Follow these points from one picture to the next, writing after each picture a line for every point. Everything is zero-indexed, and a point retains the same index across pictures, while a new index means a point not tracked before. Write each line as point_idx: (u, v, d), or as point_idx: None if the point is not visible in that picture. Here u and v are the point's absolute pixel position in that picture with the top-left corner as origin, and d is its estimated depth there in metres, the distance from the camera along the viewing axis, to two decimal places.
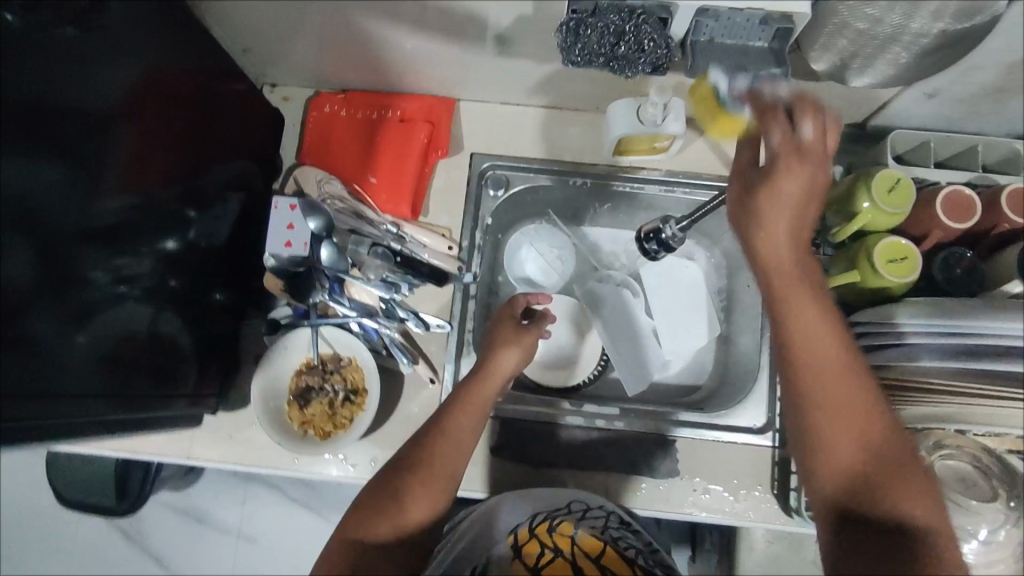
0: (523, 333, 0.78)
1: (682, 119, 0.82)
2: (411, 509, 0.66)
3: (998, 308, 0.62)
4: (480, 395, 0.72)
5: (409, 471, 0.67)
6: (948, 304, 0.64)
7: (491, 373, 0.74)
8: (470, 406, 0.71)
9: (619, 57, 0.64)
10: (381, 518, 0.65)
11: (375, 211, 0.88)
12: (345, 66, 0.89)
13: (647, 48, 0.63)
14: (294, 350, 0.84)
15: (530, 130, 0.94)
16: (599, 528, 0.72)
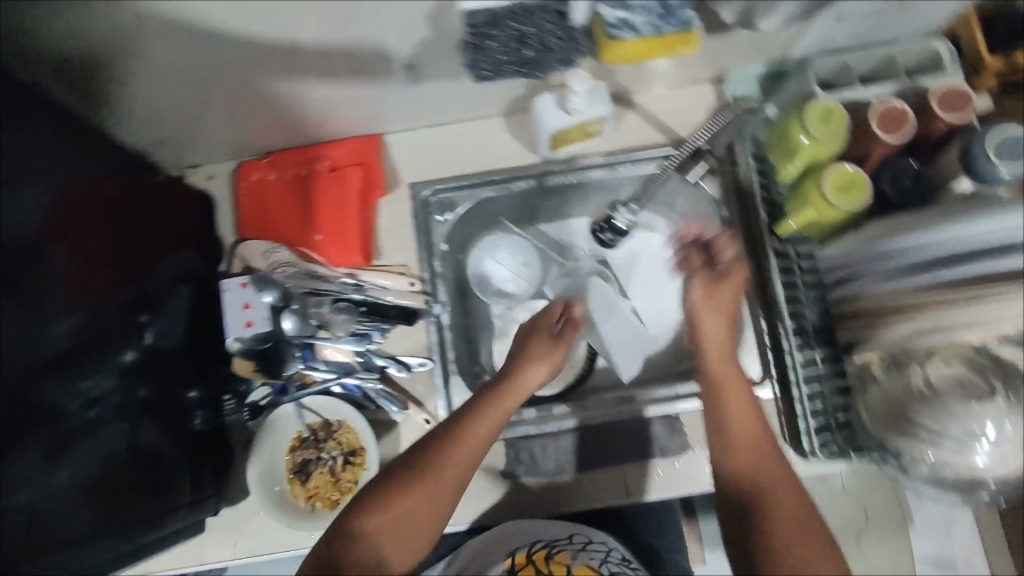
0: (549, 347, 0.80)
1: (606, 100, 0.81)
2: (385, 539, 0.61)
3: (996, 207, 0.66)
4: (505, 403, 0.72)
5: (393, 488, 0.63)
6: (942, 213, 0.69)
7: (522, 377, 0.76)
8: (490, 410, 0.70)
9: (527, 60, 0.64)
10: (358, 544, 0.61)
11: (330, 267, 0.86)
12: (259, 129, 0.86)
13: (551, 47, 0.65)
14: (281, 428, 0.82)
15: (462, 146, 0.92)
16: (597, 561, 0.83)
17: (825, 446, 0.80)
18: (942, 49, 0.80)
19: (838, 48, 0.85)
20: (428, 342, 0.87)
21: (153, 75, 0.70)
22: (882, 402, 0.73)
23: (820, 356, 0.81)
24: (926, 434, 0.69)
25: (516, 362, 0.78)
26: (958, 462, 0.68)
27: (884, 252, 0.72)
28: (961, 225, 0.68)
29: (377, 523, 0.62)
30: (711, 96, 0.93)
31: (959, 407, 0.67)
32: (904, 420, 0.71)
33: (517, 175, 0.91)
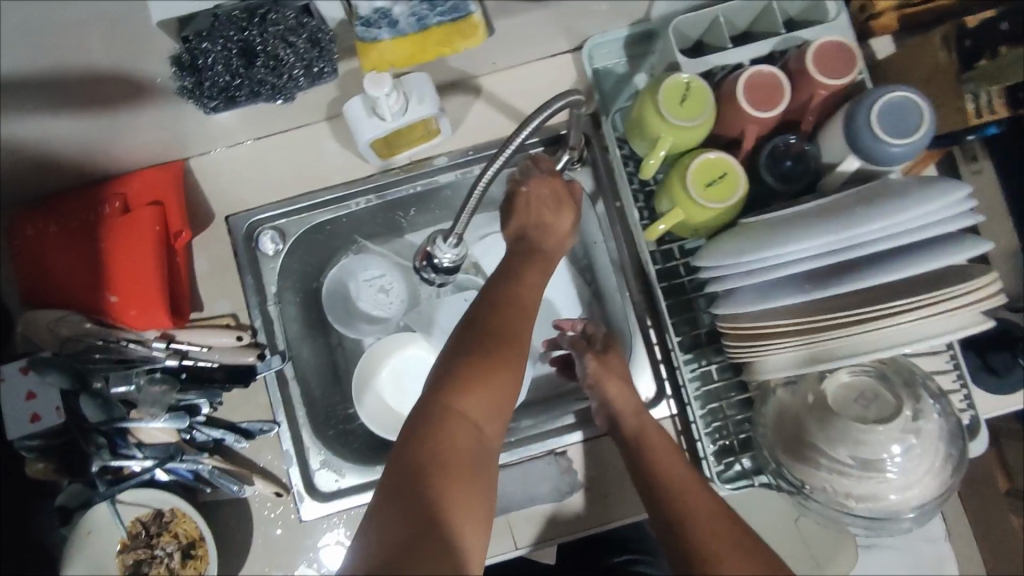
0: (559, 211, 0.68)
1: (429, 96, 0.66)
2: (466, 432, 0.53)
3: (811, 228, 0.54)
4: (529, 288, 0.63)
5: (453, 383, 0.54)
6: (751, 239, 0.57)
7: (547, 242, 0.68)
8: (524, 292, 0.62)
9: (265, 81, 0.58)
10: (446, 432, 0.52)
11: (136, 329, 0.72)
12: (19, 175, 0.70)
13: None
14: (103, 528, 0.70)
15: (283, 163, 0.77)
16: None
17: (729, 470, 0.70)
18: None
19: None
20: (270, 402, 0.75)
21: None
22: (778, 424, 0.63)
23: (715, 369, 0.71)
24: (825, 461, 0.60)
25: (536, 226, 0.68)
26: (861, 491, 0.59)
27: (754, 262, 0.57)
28: (852, 228, 0.53)
29: (459, 406, 0.53)
30: (571, 70, 0.78)
31: (858, 428, 0.57)
32: (803, 444, 0.61)
33: (353, 189, 0.77)
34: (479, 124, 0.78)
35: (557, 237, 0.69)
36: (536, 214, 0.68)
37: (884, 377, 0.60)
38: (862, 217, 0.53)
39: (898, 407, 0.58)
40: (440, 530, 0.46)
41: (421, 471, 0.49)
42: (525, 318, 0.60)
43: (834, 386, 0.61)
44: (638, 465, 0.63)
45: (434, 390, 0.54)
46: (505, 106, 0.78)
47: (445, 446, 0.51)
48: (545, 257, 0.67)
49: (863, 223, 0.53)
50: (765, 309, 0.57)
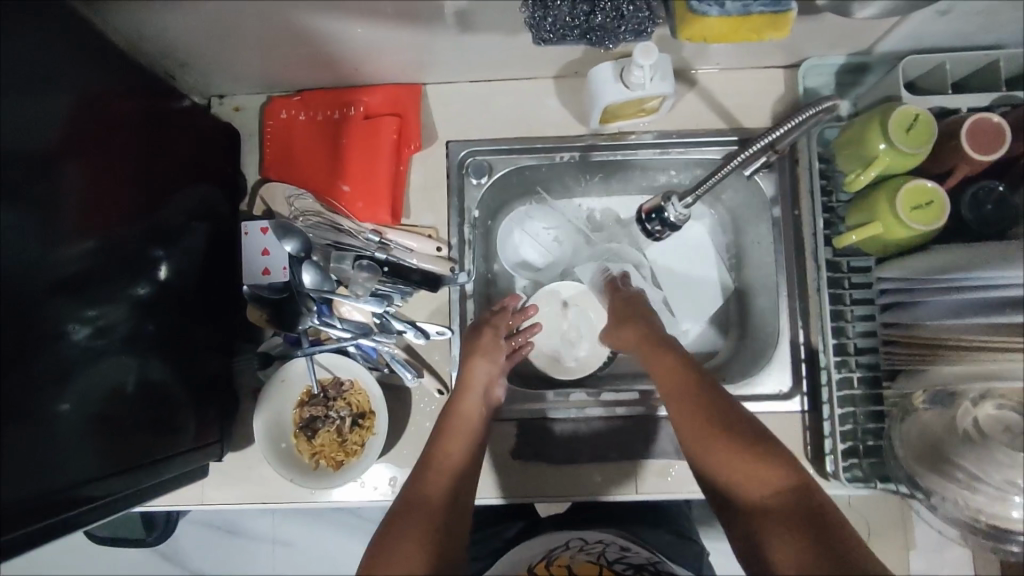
0: (481, 338, 0.80)
1: (669, 77, 0.74)
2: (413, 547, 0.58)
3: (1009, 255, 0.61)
4: (466, 423, 0.74)
5: (404, 519, 0.62)
6: (948, 257, 0.66)
7: (466, 384, 0.77)
8: (454, 429, 0.73)
9: (596, 27, 0.57)
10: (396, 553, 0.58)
11: (356, 220, 0.83)
12: (293, 65, 0.80)
13: (624, 13, 0.56)
14: (292, 381, 0.80)
15: (505, 107, 0.86)
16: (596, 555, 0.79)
17: (850, 470, 0.76)
18: None
19: (931, 46, 0.77)
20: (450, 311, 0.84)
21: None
22: (920, 436, 0.69)
23: (857, 377, 0.77)
24: (962, 477, 0.65)
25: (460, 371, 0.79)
26: (993, 511, 0.64)
27: (908, 279, 0.69)
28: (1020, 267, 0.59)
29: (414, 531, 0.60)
30: (779, 83, 0.85)
31: (1003, 453, 0.62)
32: (941, 459, 0.67)
33: (561, 144, 0.85)
34: (685, 113, 0.85)
35: (466, 378, 0.77)
36: (480, 346, 0.80)
37: None
38: (958, 267, 0.63)
39: None
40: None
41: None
42: (468, 442, 0.72)
43: (978, 417, 0.65)
44: (695, 449, 0.65)
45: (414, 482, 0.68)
46: (713, 102, 0.85)
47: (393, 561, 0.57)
48: (467, 391, 0.76)
49: (966, 271, 0.63)
50: (939, 323, 0.66)
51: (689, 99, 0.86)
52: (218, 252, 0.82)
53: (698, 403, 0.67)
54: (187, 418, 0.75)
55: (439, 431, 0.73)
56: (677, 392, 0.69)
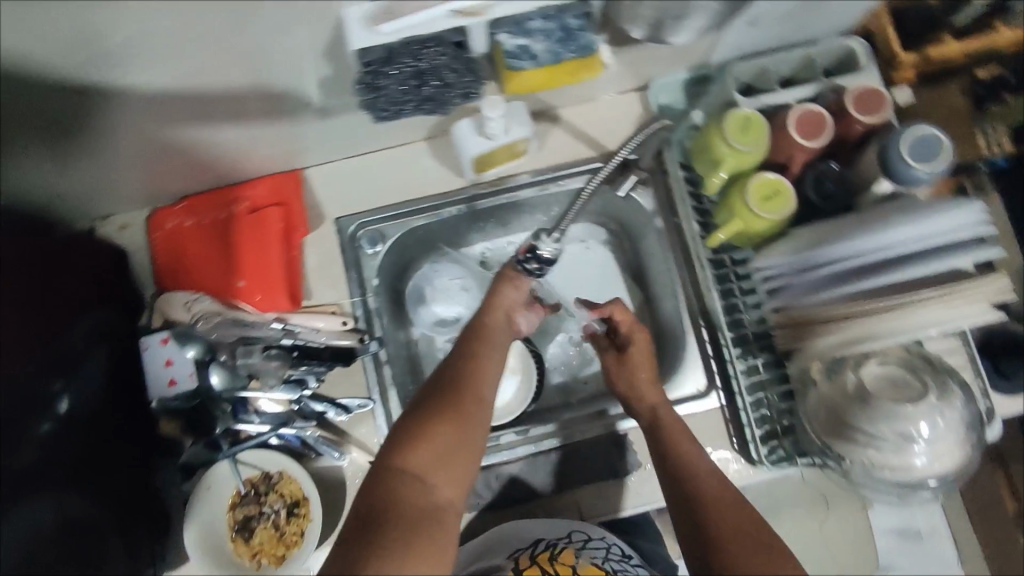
0: (518, 265, 0.74)
1: (525, 122, 0.79)
2: (450, 429, 0.59)
3: (886, 217, 0.69)
4: (499, 331, 0.69)
5: (435, 407, 0.61)
6: (822, 233, 0.72)
7: (490, 299, 0.70)
8: (489, 327, 0.69)
9: (428, 97, 0.63)
10: (432, 432, 0.58)
11: (257, 311, 0.84)
12: (168, 176, 0.82)
13: (448, 82, 0.62)
14: (218, 487, 0.79)
15: (385, 175, 0.89)
16: (600, 558, 0.76)
17: (773, 453, 0.80)
18: (855, 46, 0.80)
19: (757, 50, 0.85)
20: (366, 382, 0.84)
21: (58, 129, 0.66)
22: (820, 408, 0.72)
23: (761, 362, 0.80)
24: (862, 438, 0.69)
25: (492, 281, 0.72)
26: (895, 463, 0.68)
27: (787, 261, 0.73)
28: (894, 228, 0.68)
29: (452, 408, 0.60)
30: (637, 105, 0.92)
31: (890, 408, 0.67)
32: (842, 425, 0.70)
33: (445, 199, 0.89)
34: (555, 148, 0.90)
35: (496, 291, 0.71)
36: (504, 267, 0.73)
37: (914, 368, 0.70)
38: (832, 242, 0.71)
39: (925, 392, 0.68)
40: (414, 497, 0.56)
41: (410, 452, 0.57)
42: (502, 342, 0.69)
43: (872, 377, 0.70)
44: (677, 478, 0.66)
45: (406, 422, 0.60)
46: (578, 133, 0.90)
47: (428, 442, 0.58)
48: (505, 302, 0.71)
49: (837, 247, 0.70)
50: (807, 301, 0.72)
51: (557, 134, 0.91)
52: (121, 373, 0.80)
53: (682, 441, 0.68)
54: (113, 545, 0.74)
55: (472, 327, 0.69)
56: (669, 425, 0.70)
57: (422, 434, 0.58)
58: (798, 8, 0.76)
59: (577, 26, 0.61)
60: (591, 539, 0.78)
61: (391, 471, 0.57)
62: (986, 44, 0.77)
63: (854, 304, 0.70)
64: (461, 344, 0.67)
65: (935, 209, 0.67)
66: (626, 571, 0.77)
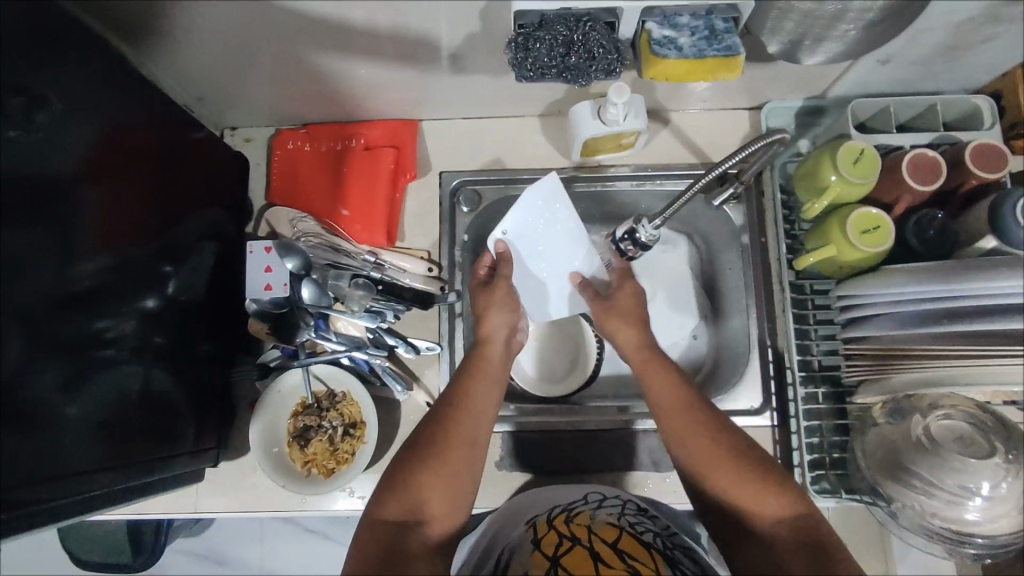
0: (495, 290, 0.82)
1: (642, 115, 0.82)
2: (434, 469, 0.64)
3: (989, 269, 0.63)
4: (493, 367, 0.76)
5: (426, 448, 0.66)
6: (930, 271, 0.68)
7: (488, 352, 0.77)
8: (467, 378, 0.73)
9: (571, 67, 0.64)
10: (418, 470, 0.64)
11: (355, 239, 0.89)
12: (301, 102, 0.88)
13: (596, 55, 0.64)
14: (287, 392, 0.84)
15: (495, 141, 0.94)
16: (615, 515, 0.73)
17: (817, 483, 0.80)
18: (982, 103, 0.80)
19: (879, 91, 0.86)
20: (439, 328, 0.89)
21: (225, 37, 0.73)
22: (879, 447, 0.73)
23: (822, 393, 0.81)
24: (918, 484, 0.70)
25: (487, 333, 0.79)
26: (947, 514, 0.68)
27: (890, 294, 0.72)
28: (974, 282, 0.65)
29: (435, 449, 0.66)
30: (746, 123, 0.94)
31: (952, 459, 0.67)
32: (899, 467, 0.71)
33: (545, 176, 0.92)
34: (659, 148, 0.93)
35: (484, 332, 0.79)
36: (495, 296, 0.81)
37: (982, 426, 0.70)
38: (901, 283, 0.70)
39: (990, 451, 0.68)
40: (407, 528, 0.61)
41: (404, 504, 0.62)
42: (484, 386, 0.73)
43: (936, 423, 0.71)
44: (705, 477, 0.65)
45: (389, 479, 0.64)
46: (685, 138, 0.93)
47: (417, 492, 0.63)
48: (491, 342, 0.78)
49: (908, 286, 0.69)
50: (897, 332, 0.72)
51: (663, 135, 0.94)
52: (222, 270, 0.87)
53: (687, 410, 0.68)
54: (187, 425, 0.79)
55: (464, 372, 0.74)
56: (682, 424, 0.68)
57: (412, 484, 0.63)
58: (934, 56, 0.77)
59: (724, 29, 0.63)
60: (606, 499, 0.77)
61: (377, 520, 0.61)
62: None
63: (941, 348, 0.69)
64: (452, 387, 0.73)
65: (991, 268, 0.63)
66: (643, 524, 0.72)
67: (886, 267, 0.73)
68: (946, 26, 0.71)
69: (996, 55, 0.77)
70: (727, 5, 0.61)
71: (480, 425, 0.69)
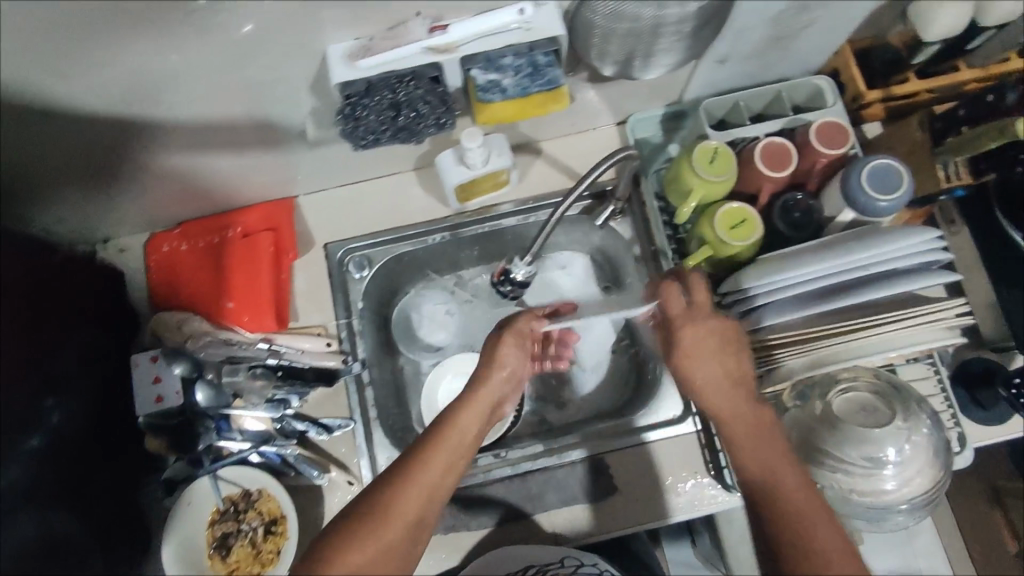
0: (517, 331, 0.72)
1: (505, 152, 0.83)
2: (362, 555, 0.53)
3: (880, 236, 0.70)
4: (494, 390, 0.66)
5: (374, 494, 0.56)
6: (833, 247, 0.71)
7: (467, 405, 0.64)
8: (454, 434, 0.61)
9: (402, 128, 0.67)
10: (346, 557, 0.53)
11: (244, 329, 0.86)
12: (168, 202, 0.86)
13: (424, 113, 0.65)
14: (198, 503, 0.80)
15: (374, 202, 0.93)
16: None
17: None
18: (823, 83, 0.85)
19: (727, 88, 0.89)
20: (348, 402, 0.87)
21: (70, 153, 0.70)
22: (792, 432, 0.74)
23: None
24: (831, 462, 0.70)
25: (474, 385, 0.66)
26: (865, 487, 0.69)
27: (801, 275, 0.71)
28: (870, 247, 0.70)
29: (367, 539, 0.54)
30: (616, 139, 0.96)
31: (858, 432, 0.69)
32: (812, 449, 0.72)
33: (429, 229, 0.93)
34: (537, 179, 0.94)
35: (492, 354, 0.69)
36: (490, 350, 0.70)
37: (884, 393, 0.72)
38: (815, 258, 0.70)
39: (892, 416, 0.70)
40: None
41: (339, 559, 0.53)
42: (455, 457, 0.60)
43: (843, 397, 0.73)
44: (764, 523, 0.56)
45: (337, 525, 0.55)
46: (560, 164, 0.94)
47: (357, 545, 0.54)
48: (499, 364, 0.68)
49: (818, 262, 0.70)
50: (800, 313, 0.71)
51: (539, 166, 0.94)
52: (111, 390, 0.81)
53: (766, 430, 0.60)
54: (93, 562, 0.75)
55: (440, 421, 0.62)
56: (750, 462, 0.58)
57: (346, 545, 0.53)
58: (764, 48, 0.81)
59: (545, 62, 0.65)
60: (582, 565, 0.80)
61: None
62: (948, 81, 0.83)
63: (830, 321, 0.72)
64: (453, 409, 0.63)
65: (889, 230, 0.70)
66: None
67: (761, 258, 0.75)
68: (767, 19, 0.74)
69: (820, 38, 0.82)
70: (544, 40, 0.63)
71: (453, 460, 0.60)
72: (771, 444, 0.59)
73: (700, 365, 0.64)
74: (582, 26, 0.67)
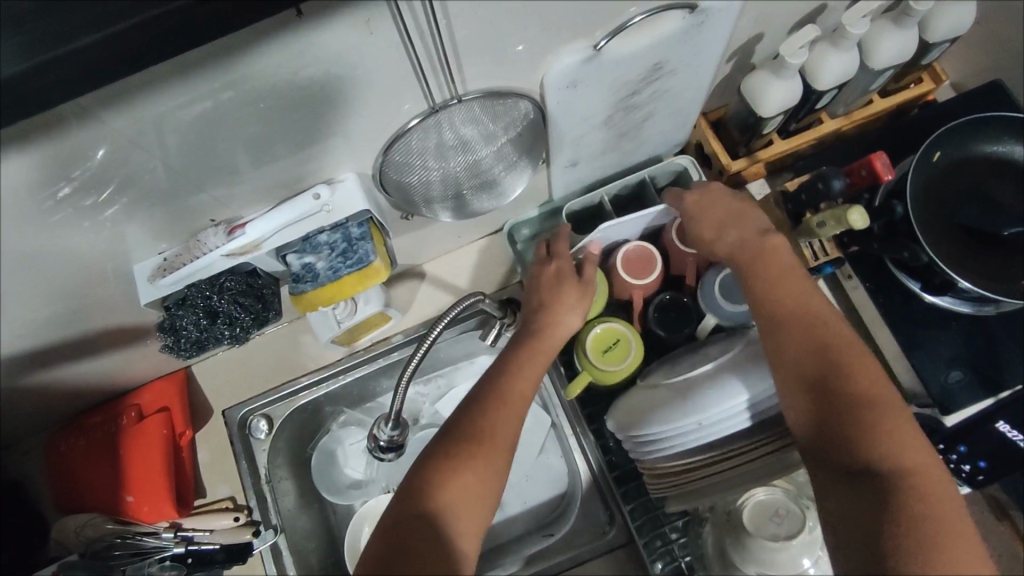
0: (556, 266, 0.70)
1: (375, 297, 0.83)
2: (472, 473, 0.53)
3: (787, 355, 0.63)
4: (548, 343, 0.65)
5: (461, 432, 0.55)
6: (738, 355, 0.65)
7: (552, 325, 0.66)
8: (526, 369, 0.61)
9: (225, 329, 0.70)
10: (454, 477, 0.52)
11: (148, 522, 0.84)
12: (57, 406, 0.85)
13: (242, 313, 0.69)
14: None
15: (269, 358, 0.94)
16: None
17: None
18: (685, 162, 0.82)
19: (592, 183, 0.87)
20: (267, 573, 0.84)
21: None
22: (714, 545, 0.70)
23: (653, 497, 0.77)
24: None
25: (546, 310, 0.67)
26: None
27: (731, 411, 0.63)
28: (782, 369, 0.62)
29: (475, 457, 0.53)
30: (496, 247, 0.95)
31: (767, 549, 0.66)
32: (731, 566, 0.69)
33: (325, 374, 0.91)
34: (424, 305, 0.94)
35: (547, 306, 0.67)
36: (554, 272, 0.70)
37: (793, 495, 0.68)
38: (653, 421, 0.66)
39: (804, 522, 0.66)
40: (426, 540, 0.48)
41: (434, 486, 0.52)
42: (519, 411, 0.59)
43: (749, 505, 0.68)
44: (784, 344, 0.57)
45: (422, 461, 0.54)
46: (444, 286, 0.94)
47: (455, 475, 0.52)
48: (560, 311, 0.67)
49: (654, 426, 0.65)
50: (657, 456, 0.68)
51: (425, 290, 0.95)
52: None
53: (808, 286, 0.60)
54: None
55: (503, 363, 0.62)
56: (788, 291, 0.59)
57: (449, 458, 0.53)
58: (612, 146, 0.78)
59: (360, 234, 0.65)
60: None
61: (400, 517, 0.50)
62: (813, 137, 0.80)
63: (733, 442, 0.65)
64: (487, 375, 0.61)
65: (719, 384, 0.64)
66: None
67: (692, 386, 0.65)
68: (600, 127, 0.72)
69: (668, 126, 0.79)
70: (354, 214, 0.64)
71: (516, 416, 0.58)
72: (789, 263, 0.61)
73: (705, 221, 0.66)
74: (389, 182, 0.65)
